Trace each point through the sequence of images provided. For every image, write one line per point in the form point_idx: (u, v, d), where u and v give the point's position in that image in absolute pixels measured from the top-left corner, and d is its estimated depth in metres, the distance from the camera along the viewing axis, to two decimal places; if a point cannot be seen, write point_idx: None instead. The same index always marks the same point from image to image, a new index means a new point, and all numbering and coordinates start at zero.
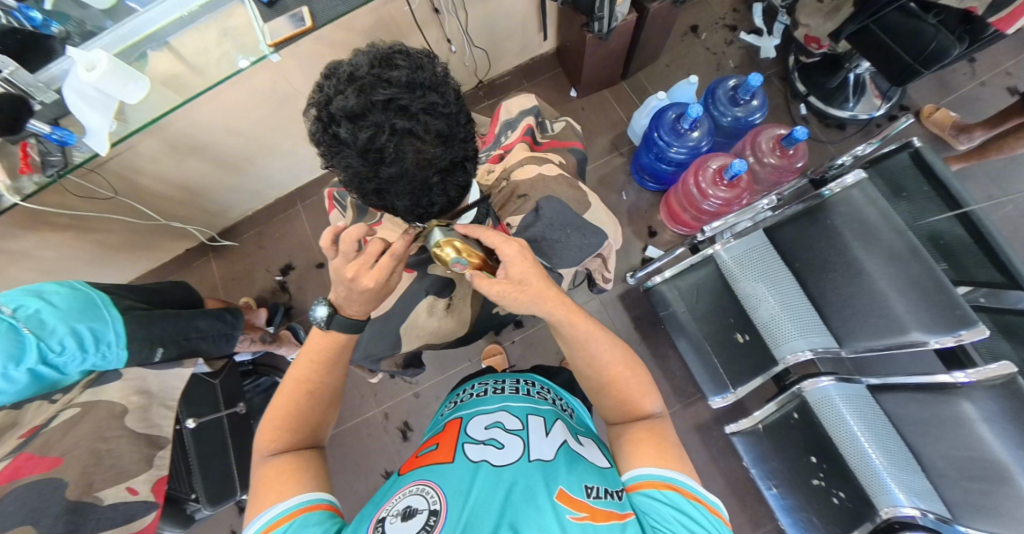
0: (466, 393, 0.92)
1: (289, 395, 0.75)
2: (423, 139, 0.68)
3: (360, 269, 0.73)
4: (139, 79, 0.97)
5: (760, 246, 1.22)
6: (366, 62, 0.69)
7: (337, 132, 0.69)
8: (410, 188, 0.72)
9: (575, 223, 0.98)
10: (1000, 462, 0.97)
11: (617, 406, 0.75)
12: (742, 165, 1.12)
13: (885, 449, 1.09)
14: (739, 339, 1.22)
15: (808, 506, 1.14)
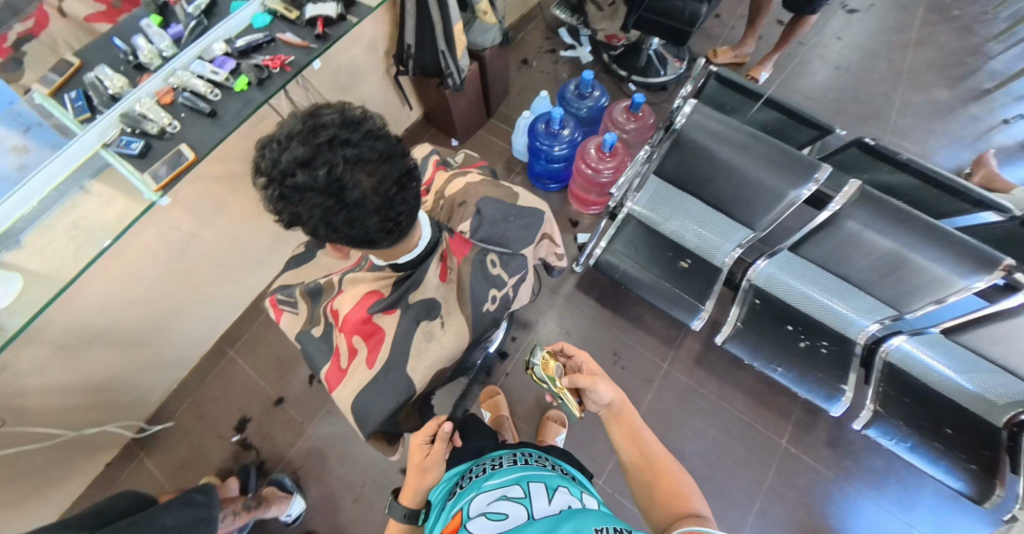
0: (466, 475, 0.88)
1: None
2: (376, 163, 0.68)
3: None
4: (9, 278, 0.94)
5: (655, 188, 1.35)
6: (295, 117, 0.69)
7: (292, 185, 0.66)
8: (381, 215, 0.71)
9: (515, 210, 1.06)
10: (896, 255, 1.09)
11: (664, 503, 0.79)
12: (611, 135, 1.32)
13: (831, 291, 1.28)
14: (684, 264, 1.40)
15: (808, 366, 1.26)
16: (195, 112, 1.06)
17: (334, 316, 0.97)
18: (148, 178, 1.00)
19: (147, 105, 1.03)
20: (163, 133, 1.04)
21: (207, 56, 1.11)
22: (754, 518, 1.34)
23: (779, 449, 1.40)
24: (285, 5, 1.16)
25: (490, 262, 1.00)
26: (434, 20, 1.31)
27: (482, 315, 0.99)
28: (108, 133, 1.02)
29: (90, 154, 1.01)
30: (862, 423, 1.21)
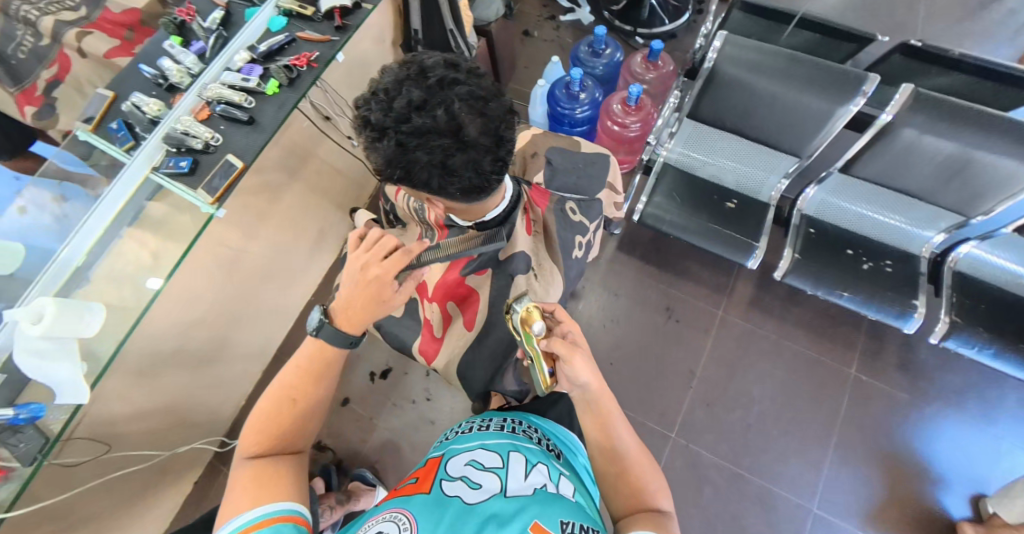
0: (453, 430, 0.92)
1: (277, 404, 0.74)
2: (486, 100, 0.66)
3: (372, 258, 0.76)
4: (91, 305, 1.02)
5: (692, 131, 1.37)
6: (397, 67, 0.67)
7: (409, 130, 0.63)
8: (496, 156, 0.68)
9: (582, 158, 1.01)
10: (960, 155, 1.09)
11: (625, 496, 0.70)
12: (636, 87, 1.30)
13: (889, 208, 1.28)
14: (731, 205, 1.38)
15: (877, 288, 1.25)
16: (233, 121, 1.13)
17: (417, 290, 0.96)
18: (204, 193, 1.07)
19: (187, 121, 1.10)
20: (207, 146, 1.10)
21: (232, 66, 1.17)
22: (832, 450, 1.33)
23: (850, 381, 1.38)
24: (299, 3, 1.22)
25: (571, 210, 0.96)
26: (439, 0, 1.30)
27: (571, 264, 0.99)
28: (154, 156, 1.10)
29: (142, 180, 1.09)
30: (940, 336, 1.21)
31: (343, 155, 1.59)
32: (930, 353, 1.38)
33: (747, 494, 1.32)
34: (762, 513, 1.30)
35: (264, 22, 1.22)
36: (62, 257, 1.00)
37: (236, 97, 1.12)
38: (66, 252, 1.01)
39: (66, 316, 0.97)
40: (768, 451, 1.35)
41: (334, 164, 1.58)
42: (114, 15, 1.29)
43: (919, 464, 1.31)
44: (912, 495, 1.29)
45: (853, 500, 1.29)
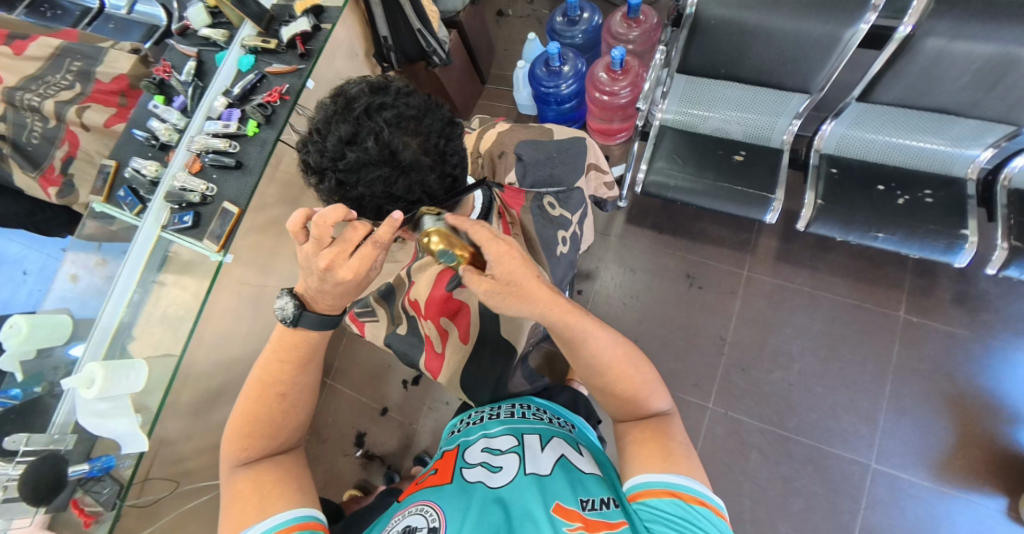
0: (464, 423, 0.95)
1: (263, 401, 0.75)
2: (417, 119, 0.62)
3: (336, 259, 0.68)
4: (136, 364, 1.04)
5: (684, 85, 1.27)
6: (324, 100, 0.64)
7: (344, 167, 0.60)
8: (439, 171, 0.64)
9: (555, 145, 0.92)
10: (1003, 54, 0.93)
11: (622, 407, 0.73)
12: (619, 49, 1.23)
13: (921, 131, 1.13)
14: (740, 157, 1.27)
15: (914, 223, 1.12)
16: (223, 168, 1.19)
17: (413, 308, 1.00)
18: (208, 241, 1.17)
19: (181, 177, 1.19)
20: (203, 198, 1.19)
21: (213, 113, 1.23)
22: (887, 401, 1.24)
23: (899, 323, 1.27)
24: (262, 38, 1.24)
25: (549, 205, 0.89)
26: (400, 3, 1.29)
27: (558, 261, 0.89)
28: (160, 217, 1.21)
29: (155, 239, 1.22)
30: (996, 266, 1.08)
31: None
32: (986, 282, 1.25)
33: (798, 455, 1.26)
34: (816, 474, 1.24)
35: (233, 63, 1.26)
36: (102, 322, 1.11)
37: (220, 146, 1.18)
38: (105, 316, 1.12)
39: (113, 377, 0.99)
40: (816, 408, 1.27)
41: None
42: (105, 85, 1.35)
43: (989, 402, 1.19)
44: (985, 436, 1.18)
45: (916, 449, 1.20)
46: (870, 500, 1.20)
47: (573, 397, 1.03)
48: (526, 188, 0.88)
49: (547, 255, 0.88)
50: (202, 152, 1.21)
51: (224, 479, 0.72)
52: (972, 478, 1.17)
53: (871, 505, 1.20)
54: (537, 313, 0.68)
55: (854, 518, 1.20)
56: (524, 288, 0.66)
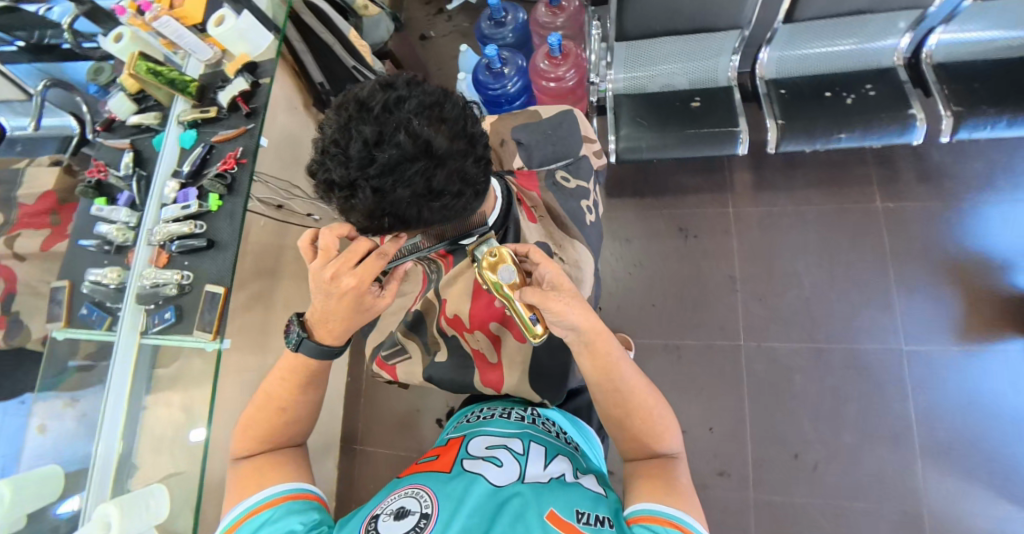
0: (474, 415, 0.96)
1: (264, 411, 0.80)
2: (435, 108, 0.68)
3: (344, 267, 0.75)
4: (155, 489, 0.96)
5: (626, 51, 1.32)
6: (335, 111, 0.67)
7: (383, 168, 0.65)
8: (468, 155, 0.71)
9: (548, 123, 1.01)
10: None
11: (631, 442, 0.79)
12: (554, 36, 1.26)
13: (846, 35, 1.23)
14: (696, 103, 1.33)
15: (868, 116, 1.20)
16: (195, 250, 1.17)
17: (452, 325, 1.03)
18: (201, 329, 1.12)
19: (149, 272, 1.16)
20: (180, 288, 1.16)
21: (167, 199, 1.22)
22: (896, 286, 1.30)
23: (881, 212, 1.34)
24: (199, 110, 1.24)
25: (563, 178, 0.99)
26: (329, 44, 1.34)
27: (590, 229, 0.99)
28: (137, 321, 1.17)
29: (136, 347, 1.17)
30: (949, 133, 1.16)
31: None
32: (943, 151, 1.34)
33: (837, 362, 1.30)
34: (859, 375, 1.28)
35: (174, 143, 1.25)
36: (99, 456, 1.05)
37: (186, 229, 1.16)
38: (101, 449, 1.06)
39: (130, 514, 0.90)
40: (838, 314, 1.32)
41: None
42: (31, 208, 1.28)
43: (985, 258, 1.27)
44: (991, 290, 1.26)
45: (937, 321, 1.26)
46: (914, 381, 1.26)
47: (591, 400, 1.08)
48: (537, 170, 0.99)
49: (579, 226, 0.98)
50: (166, 241, 1.19)
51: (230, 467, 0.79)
52: (992, 331, 1.24)
53: (916, 385, 1.25)
54: (563, 321, 0.76)
55: (905, 401, 1.25)
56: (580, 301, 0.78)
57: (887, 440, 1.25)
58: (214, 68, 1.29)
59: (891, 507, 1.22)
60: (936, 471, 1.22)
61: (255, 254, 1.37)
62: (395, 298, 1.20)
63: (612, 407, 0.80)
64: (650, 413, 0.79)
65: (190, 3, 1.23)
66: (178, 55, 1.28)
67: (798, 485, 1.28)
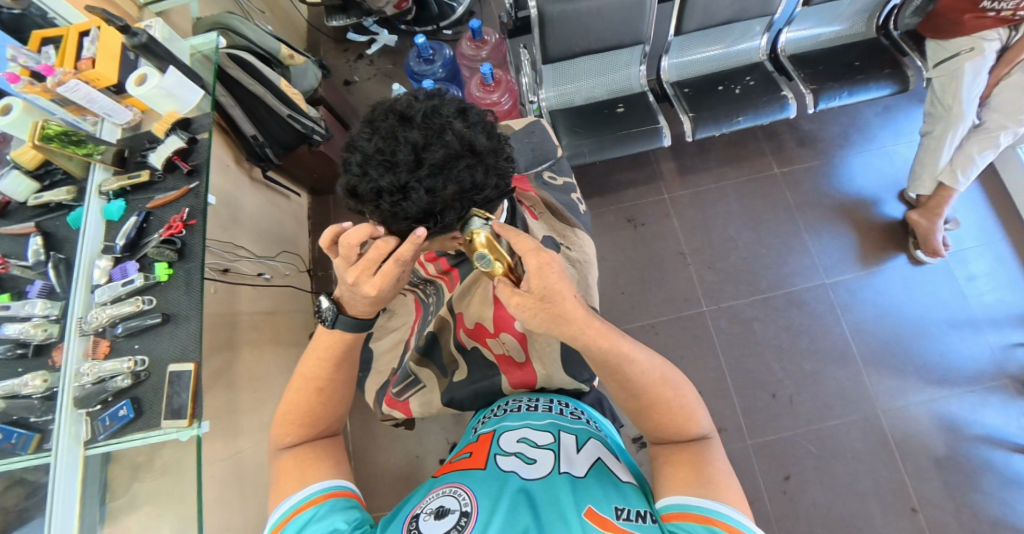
0: (501, 408, 0.94)
1: (303, 394, 0.81)
2: (466, 113, 0.73)
3: (362, 274, 0.77)
4: None
5: (552, 73, 1.49)
6: (373, 124, 0.71)
7: (433, 168, 0.68)
8: (501, 152, 0.76)
9: (521, 133, 1.19)
10: None
11: (660, 430, 0.75)
12: (484, 65, 1.40)
13: (721, 41, 1.51)
14: (619, 108, 1.52)
15: (754, 100, 1.46)
16: (147, 328, 1.01)
17: (474, 334, 1.07)
18: (172, 417, 0.94)
19: (89, 366, 0.97)
20: (135, 378, 0.98)
21: (98, 278, 1.06)
22: (807, 232, 1.58)
23: (778, 175, 1.64)
24: (127, 176, 1.13)
25: (550, 177, 1.15)
26: (260, 95, 1.33)
27: (582, 216, 1.13)
28: (79, 431, 0.96)
29: (80, 466, 0.95)
30: (814, 104, 1.44)
31: (265, 295, 1.47)
32: (810, 121, 1.69)
33: (781, 305, 1.52)
34: (800, 311, 1.52)
35: (98, 215, 1.10)
36: None
37: (131, 306, 1.01)
38: None
39: None
40: (770, 263, 1.56)
41: (260, 310, 1.44)
42: None
43: (859, 198, 1.60)
44: (871, 220, 1.57)
45: (843, 254, 1.55)
46: (840, 305, 1.51)
47: (598, 398, 1.09)
48: (526, 173, 1.14)
49: (574, 215, 1.11)
50: (106, 327, 1.01)
51: (271, 456, 0.81)
52: (880, 253, 1.55)
53: (843, 308, 1.51)
54: (573, 331, 0.73)
55: (839, 322, 1.50)
56: (557, 303, 0.73)
57: (835, 359, 1.48)
58: (133, 131, 1.18)
59: (853, 416, 1.43)
60: (876, 374, 1.46)
61: (212, 324, 1.24)
62: (389, 336, 1.23)
63: (630, 401, 0.75)
64: (676, 401, 0.75)
65: (103, 64, 1.04)
66: (87, 122, 1.12)
67: (784, 419, 1.44)
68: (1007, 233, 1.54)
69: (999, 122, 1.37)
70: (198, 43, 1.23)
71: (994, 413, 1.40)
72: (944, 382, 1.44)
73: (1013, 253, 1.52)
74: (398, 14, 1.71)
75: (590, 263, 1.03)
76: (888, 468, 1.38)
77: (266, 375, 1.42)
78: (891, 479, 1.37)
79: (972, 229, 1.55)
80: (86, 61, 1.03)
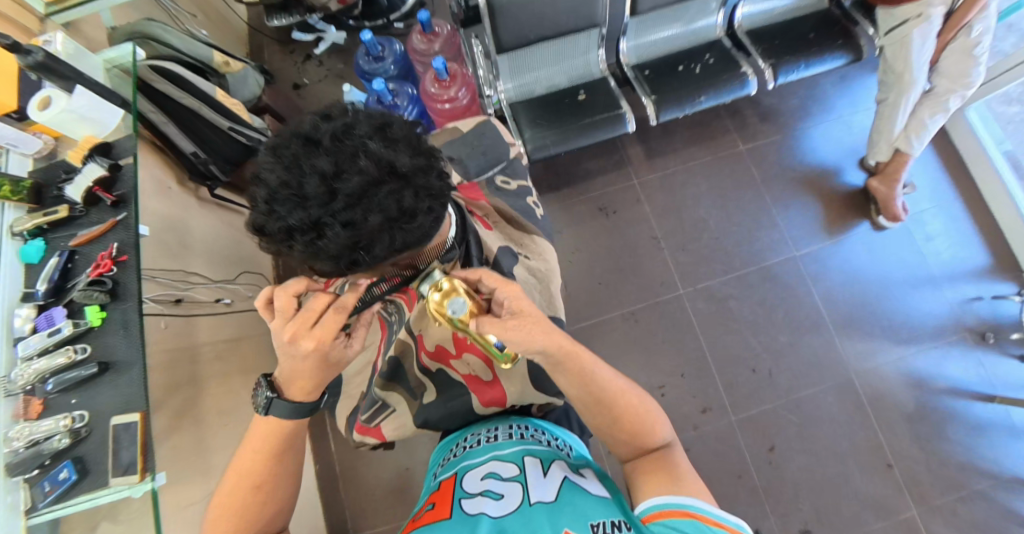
0: (461, 446, 0.87)
1: (238, 494, 0.72)
2: (386, 129, 0.61)
3: (299, 329, 0.65)
4: None
5: (509, 64, 1.43)
6: (275, 152, 0.59)
7: (348, 199, 0.56)
8: (434, 170, 0.63)
9: (471, 136, 1.15)
10: None
11: (628, 441, 0.73)
12: (438, 61, 1.34)
13: (678, 19, 1.48)
14: (582, 95, 1.48)
15: (716, 78, 1.44)
16: (82, 380, 0.87)
17: (435, 357, 0.98)
18: (121, 473, 0.82)
19: (19, 428, 0.80)
20: (75, 435, 0.84)
21: (16, 332, 0.87)
22: (774, 207, 1.60)
23: (743, 152, 1.65)
24: (42, 212, 0.94)
25: (504, 182, 1.11)
26: (194, 111, 1.22)
27: (542, 221, 1.09)
28: (17, 499, 0.79)
29: (24, 533, 0.79)
30: (773, 79, 1.44)
31: (226, 322, 1.38)
32: (771, 96, 1.70)
33: (755, 281, 1.54)
34: (773, 285, 1.54)
35: (13, 258, 0.91)
36: None
37: (62, 358, 0.85)
38: None
39: None
40: (741, 241, 1.57)
41: (222, 339, 1.35)
42: None
43: (819, 170, 1.62)
44: (833, 190, 1.60)
45: (810, 227, 1.58)
46: (810, 276, 1.54)
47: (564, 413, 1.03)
48: (478, 180, 1.10)
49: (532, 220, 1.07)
50: (35, 384, 0.85)
51: None
52: (845, 222, 1.58)
53: (813, 279, 1.54)
54: (554, 345, 0.70)
55: (809, 292, 1.53)
56: (540, 319, 0.69)
57: (809, 329, 1.51)
58: (46, 161, 1.00)
59: (828, 383, 1.47)
60: (849, 339, 1.50)
61: (168, 362, 1.15)
62: (357, 356, 1.11)
63: (599, 411, 0.73)
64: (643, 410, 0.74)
65: None
66: None
67: (764, 392, 1.47)
68: (958, 192, 1.60)
69: (947, 87, 1.40)
70: (113, 56, 1.07)
71: (957, 365, 1.46)
72: (910, 339, 1.49)
73: (965, 211, 1.58)
74: (342, 10, 1.64)
75: (553, 270, 0.99)
76: (865, 429, 1.42)
77: (237, 406, 1.34)
78: (869, 439, 1.42)
79: (927, 191, 1.61)
80: None
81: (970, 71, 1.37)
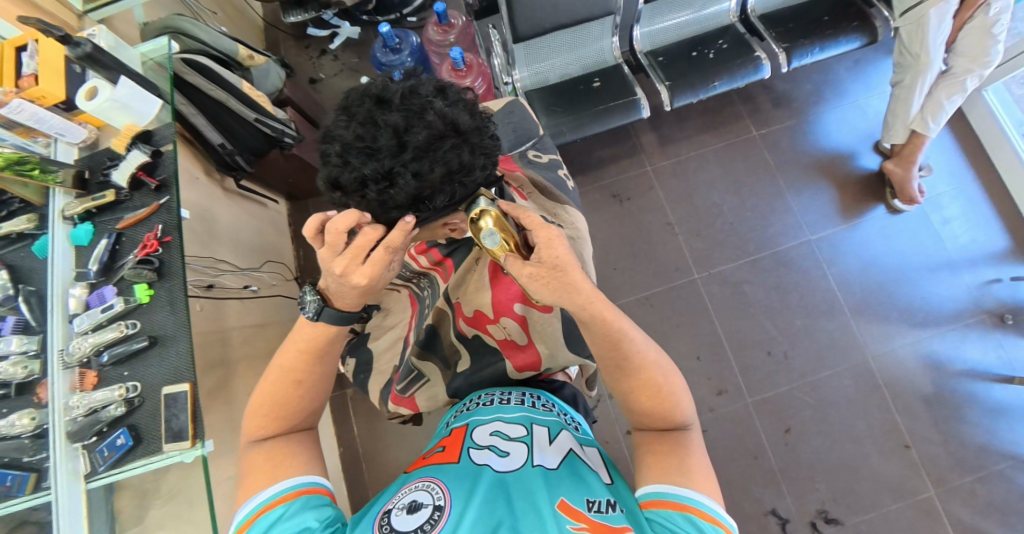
0: (474, 402, 0.89)
1: (278, 386, 0.75)
2: (445, 92, 0.66)
3: (351, 265, 0.69)
4: None
5: (524, 52, 1.46)
6: (348, 111, 0.64)
7: (416, 151, 0.61)
8: (486, 131, 0.68)
9: (501, 113, 1.17)
10: None
11: (645, 416, 0.73)
12: (455, 51, 1.37)
13: (691, 5, 1.49)
14: (595, 82, 1.50)
15: (729, 63, 1.45)
16: (134, 354, 0.91)
17: (473, 321, 1.01)
18: (173, 440, 0.85)
19: (77, 398, 0.87)
20: (129, 405, 0.88)
21: (72, 309, 0.94)
22: (788, 192, 1.60)
23: (756, 138, 1.66)
24: (91, 197, 0.99)
25: (535, 156, 1.14)
26: (222, 99, 1.25)
27: (572, 192, 1.11)
28: (78, 466, 0.85)
29: (84, 497, 0.84)
30: (787, 63, 1.44)
31: (252, 308, 1.42)
32: (784, 81, 1.70)
33: (769, 265, 1.55)
34: (788, 269, 1.55)
35: (64, 241, 0.97)
36: None
37: (114, 333, 0.90)
38: None
39: None
40: (755, 226, 1.58)
41: (249, 324, 1.39)
42: None
43: (834, 155, 1.62)
44: (848, 174, 1.61)
45: (825, 211, 1.58)
46: (825, 259, 1.55)
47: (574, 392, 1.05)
48: (511, 153, 1.13)
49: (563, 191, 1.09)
50: (91, 357, 0.91)
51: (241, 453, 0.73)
52: (860, 206, 1.58)
53: (828, 262, 1.55)
54: (581, 303, 0.71)
55: (825, 276, 1.54)
56: (567, 272, 0.71)
57: (824, 313, 1.51)
58: (91, 150, 1.05)
59: (844, 366, 1.47)
60: (865, 322, 1.50)
61: (200, 344, 1.19)
62: (386, 333, 1.15)
63: (622, 379, 0.74)
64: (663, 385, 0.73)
65: (46, 80, 0.92)
66: (37, 144, 0.98)
67: (779, 375, 1.48)
68: (976, 174, 1.60)
69: (965, 67, 1.39)
70: (149, 49, 1.11)
71: (974, 347, 1.46)
72: (926, 322, 1.49)
73: (983, 194, 1.58)
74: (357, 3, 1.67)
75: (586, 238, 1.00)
76: (880, 411, 1.43)
77: None
78: (885, 422, 1.42)
79: (944, 174, 1.60)
80: (27, 78, 0.90)
81: (989, 50, 1.36)
